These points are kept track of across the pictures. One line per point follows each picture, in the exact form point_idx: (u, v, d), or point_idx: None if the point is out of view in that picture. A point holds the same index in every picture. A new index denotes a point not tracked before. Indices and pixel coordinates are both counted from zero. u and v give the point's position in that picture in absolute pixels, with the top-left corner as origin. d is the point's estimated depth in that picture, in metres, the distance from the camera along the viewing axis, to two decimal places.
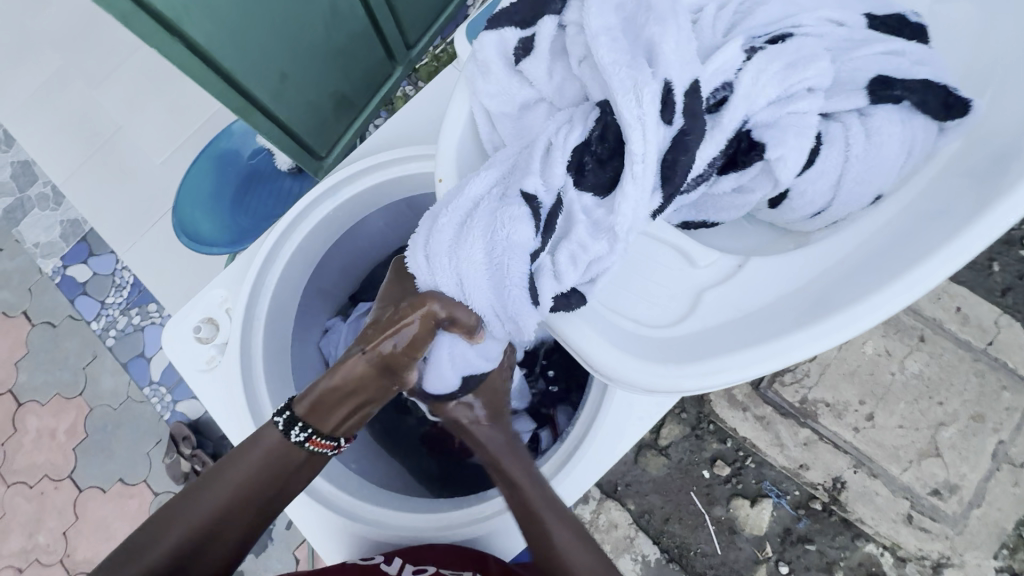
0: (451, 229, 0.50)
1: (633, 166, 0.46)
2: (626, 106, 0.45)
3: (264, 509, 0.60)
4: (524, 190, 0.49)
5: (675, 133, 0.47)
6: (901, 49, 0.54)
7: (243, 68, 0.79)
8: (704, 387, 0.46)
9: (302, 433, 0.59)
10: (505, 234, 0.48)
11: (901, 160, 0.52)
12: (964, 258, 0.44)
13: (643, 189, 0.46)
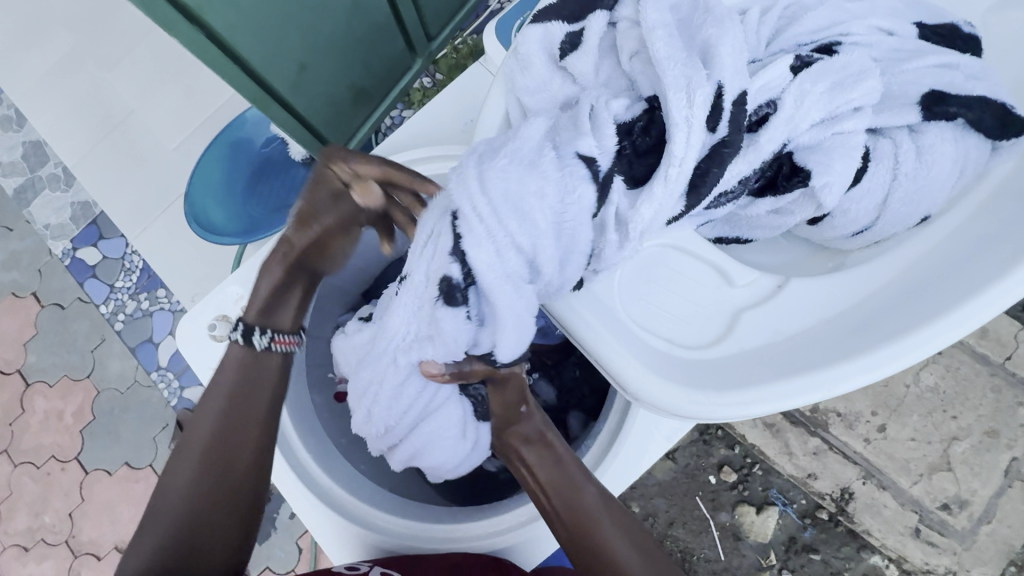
0: (514, 170, 0.43)
1: (668, 168, 0.43)
2: (675, 103, 0.43)
3: (258, 413, 0.64)
4: (579, 152, 0.44)
5: (715, 142, 0.44)
6: (955, 62, 0.51)
7: (263, 58, 0.77)
8: (744, 414, 0.45)
9: (263, 336, 0.65)
10: (570, 194, 0.43)
11: (952, 181, 0.50)
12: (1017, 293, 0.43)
13: (670, 194, 0.44)
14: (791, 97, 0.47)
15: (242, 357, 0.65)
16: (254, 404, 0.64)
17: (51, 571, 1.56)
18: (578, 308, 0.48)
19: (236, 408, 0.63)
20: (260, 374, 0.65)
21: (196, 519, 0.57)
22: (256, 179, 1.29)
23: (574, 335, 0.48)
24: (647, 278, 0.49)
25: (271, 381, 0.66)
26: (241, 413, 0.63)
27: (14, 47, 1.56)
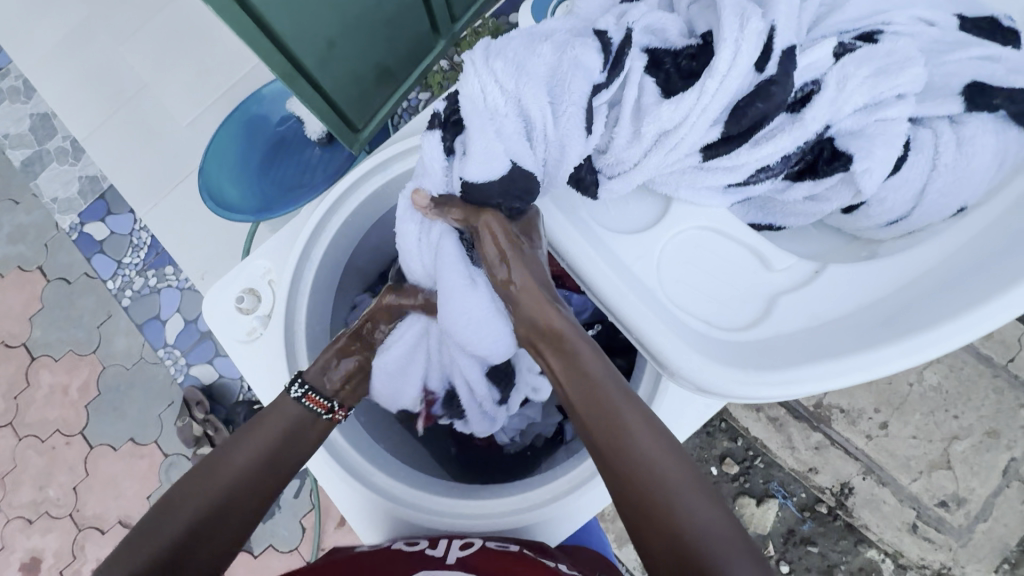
0: (518, 51, 0.49)
1: (708, 82, 0.45)
2: (729, 45, 0.45)
3: (278, 479, 0.62)
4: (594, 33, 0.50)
5: (762, 82, 0.45)
6: (996, 56, 0.51)
7: (292, 31, 0.77)
8: (778, 395, 0.45)
9: (300, 388, 0.63)
10: (558, 84, 0.48)
11: (993, 172, 0.49)
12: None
13: (710, 110, 0.46)
14: (832, 80, 0.48)
15: (284, 420, 0.63)
16: (280, 471, 0.62)
17: (54, 543, 1.57)
18: (616, 282, 0.48)
19: (263, 466, 0.61)
20: (292, 442, 0.63)
21: (175, 564, 0.55)
22: (272, 158, 1.28)
23: (611, 309, 0.48)
24: (689, 259, 0.50)
25: (305, 451, 0.64)
26: (266, 475, 0.61)
27: (24, 16, 1.54)
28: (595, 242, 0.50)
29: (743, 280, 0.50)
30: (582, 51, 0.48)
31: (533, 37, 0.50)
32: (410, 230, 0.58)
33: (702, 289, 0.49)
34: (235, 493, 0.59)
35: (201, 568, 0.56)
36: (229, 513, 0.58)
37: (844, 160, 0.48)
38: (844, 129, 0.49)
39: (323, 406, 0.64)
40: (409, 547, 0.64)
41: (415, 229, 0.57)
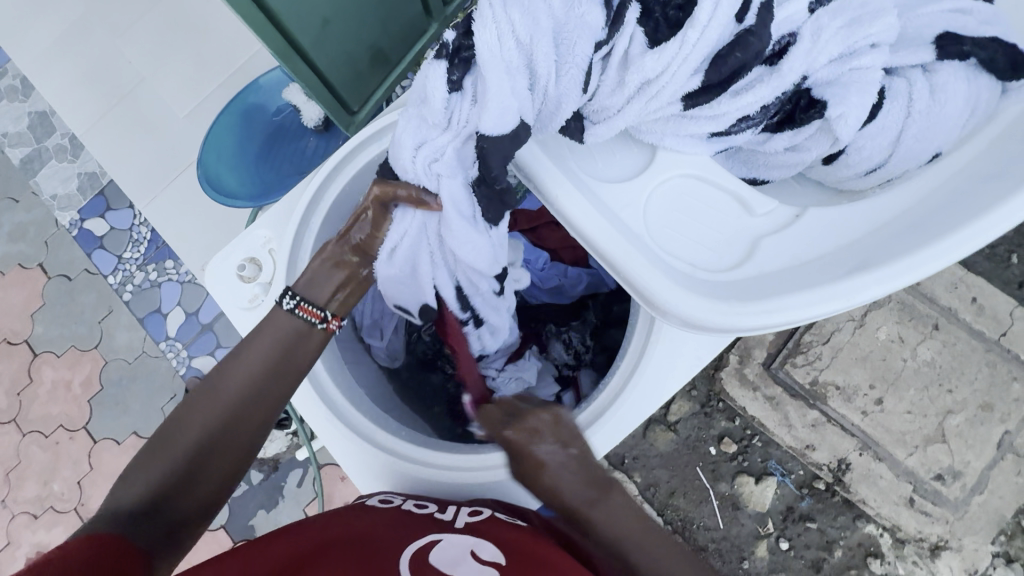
0: None
1: (688, 32, 0.46)
2: None
3: (281, 391, 0.62)
4: None
5: (741, 31, 0.47)
6: (969, 8, 0.53)
7: (285, 9, 0.78)
8: (762, 326, 0.47)
9: (292, 300, 0.63)
10: (562, 36, 0.47)
11: (963, 119, 0.52)
12: (1009, 224, 0.45)
13: (688, 58, 0.47)
14: (810, 31, 0.49)
15: (281, 332, 0.62)
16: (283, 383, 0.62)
17: (60, 538, 1.58)
18: (605, 227, 0.49)
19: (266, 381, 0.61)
20: (295, 352, 0.63)
21: (192, 474, 0.57)
22: (270, 146, 1.30)
23: (602, 254, 0.50)
24: (674, 205, 0.52)
25: (305, 362, 0.64)
26: (269, 389, 0.61)
27: (20, 15, 1.56)
28: (584, 189, 0.51)
29: (727, 226, 0.52)
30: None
31: None
32: (407, 139, 0.53)
33: (687, 234, 0.51)
34: (241, 407, 0.60)
35: (217, 478, 0.58)
36: (237, 427, 0.59)
37: (823, 107, 0.50)
38: (823, 77, 0.50)
39: (316, 316, 0.63)
40: (417, 509, 0.66)
41: (410, 141, 0.53)
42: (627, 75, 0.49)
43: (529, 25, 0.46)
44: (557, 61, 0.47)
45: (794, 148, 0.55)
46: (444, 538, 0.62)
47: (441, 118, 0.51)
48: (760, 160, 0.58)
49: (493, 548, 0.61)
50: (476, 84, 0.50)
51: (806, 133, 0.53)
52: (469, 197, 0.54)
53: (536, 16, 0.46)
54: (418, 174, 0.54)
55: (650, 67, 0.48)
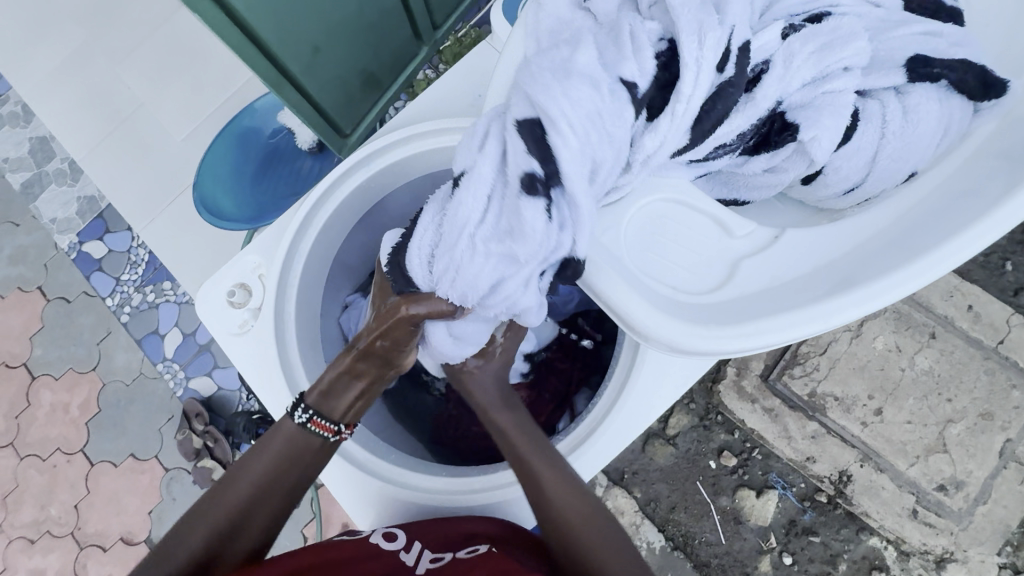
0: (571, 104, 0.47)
1: (676, 105, 0.47)
2: (690, 53, 0.46)
3: (292, 483, 0.68)
4: (621, 76, 0.48)
5: (722, 83, 0.48)
6: (940, 30, 0.54)
7: (276, 40, 0.80)
8: (743, 348, 0.48)
9: (304, 415, 0.67)
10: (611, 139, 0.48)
11: (937, 139, 0.53)
12: (985, 242, 0.46)
13: (677, 128, 0.48)
14: (782, 57, 0.51)
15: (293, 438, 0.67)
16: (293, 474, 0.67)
17: (57, 562, 1.57)
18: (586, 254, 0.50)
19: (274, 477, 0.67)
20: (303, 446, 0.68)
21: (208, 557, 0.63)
22: (264, 169, 1.31)
23: (585, 281, 0.50)
24: (655, 228, 0.53)
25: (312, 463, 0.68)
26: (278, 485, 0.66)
27: (21, 43, 1.59)
28: None
29: (707, 249, 0.53)
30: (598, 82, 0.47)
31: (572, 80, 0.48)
32: (466, 252, 0.52)
33: (668, 257, 0.52)
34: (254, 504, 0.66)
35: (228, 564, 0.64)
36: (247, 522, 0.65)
37: (795, 133, 0.51)
38: (797, 100, 0.52)
39: (329, 431, 0.68)
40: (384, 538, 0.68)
41: (489, 281, 0.52)
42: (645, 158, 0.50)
43: (587, 136, 0.46)
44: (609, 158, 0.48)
45: (771, 169, 0.56)
46: None
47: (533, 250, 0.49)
48: (741, 180, 0.59)
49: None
50: (561, 203, 0.48)
51: (780, 155, 0.54)
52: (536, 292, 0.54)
53: (587, 123, 0.46)
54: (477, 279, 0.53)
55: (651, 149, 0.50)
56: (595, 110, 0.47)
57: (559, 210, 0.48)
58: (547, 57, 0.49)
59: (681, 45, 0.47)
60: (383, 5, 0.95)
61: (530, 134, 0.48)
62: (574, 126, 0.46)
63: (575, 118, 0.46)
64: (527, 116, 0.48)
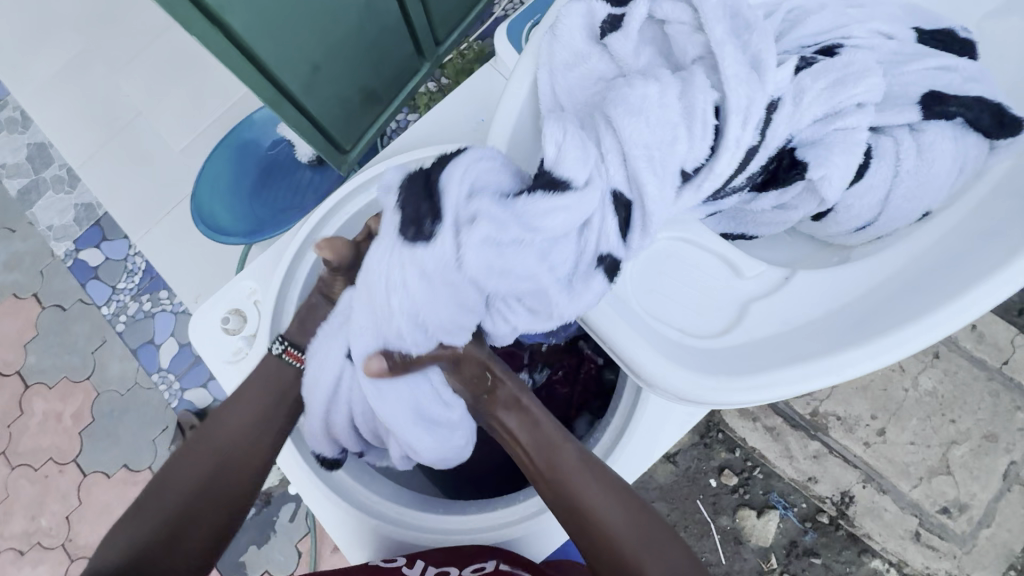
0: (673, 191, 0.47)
1: (705, 180, 0.47)
2: (731, 126, 0.45)
3: (275, 424, 0.66)
4: (685, 167, 0.47)
5: (751, 149, 0.48)
6: (954, 64, 0.52)
7: (276, 57, 0.79)
8: (753, 400, 0.46)
9: (279, 344, 0.66)
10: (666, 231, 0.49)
11: (952, 178, 0.51)
12: (1005, 293, 0.44)
13: (697, 199, 0.49)
14: (792, 94, 0.49)
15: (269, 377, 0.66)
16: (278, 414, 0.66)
17: None
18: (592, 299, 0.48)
19: (258, 419, 0.65)
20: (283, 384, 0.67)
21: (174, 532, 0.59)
22: (263, 180, 1.30)
23: (589, 324, 0.49)
24: (660, 268, 0.51)
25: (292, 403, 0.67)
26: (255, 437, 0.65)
27: (20, 48, 1.58)
28: None
29: (715, 290, 0.51)
30: (657, 171, 0.46)
31: (666, 152, 0.46)
32: (498, 277, 0.45)
33: (675, 299, 0.50)
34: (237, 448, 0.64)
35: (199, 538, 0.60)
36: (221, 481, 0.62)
37: (803, 175, 0.50)
38: (811, 135, 0.50)
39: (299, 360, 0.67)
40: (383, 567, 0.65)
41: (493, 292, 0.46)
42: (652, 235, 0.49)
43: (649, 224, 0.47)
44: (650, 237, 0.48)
45: (783, 207, 0.54)
46: None
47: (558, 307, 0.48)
48: (754, 218, 0.57)
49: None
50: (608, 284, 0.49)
51: (791, 194, 0.52)
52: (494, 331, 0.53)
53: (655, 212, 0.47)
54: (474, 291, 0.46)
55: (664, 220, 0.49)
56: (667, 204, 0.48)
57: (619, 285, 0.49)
58: (646, 124, 0.45)
59: (726, 121, 0.46)
60: (386, 21, 0.94)
61: (620, 216, 0.47)
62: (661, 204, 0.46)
63: (654, 201, 0.46)
64: (622, 189, 0.46)
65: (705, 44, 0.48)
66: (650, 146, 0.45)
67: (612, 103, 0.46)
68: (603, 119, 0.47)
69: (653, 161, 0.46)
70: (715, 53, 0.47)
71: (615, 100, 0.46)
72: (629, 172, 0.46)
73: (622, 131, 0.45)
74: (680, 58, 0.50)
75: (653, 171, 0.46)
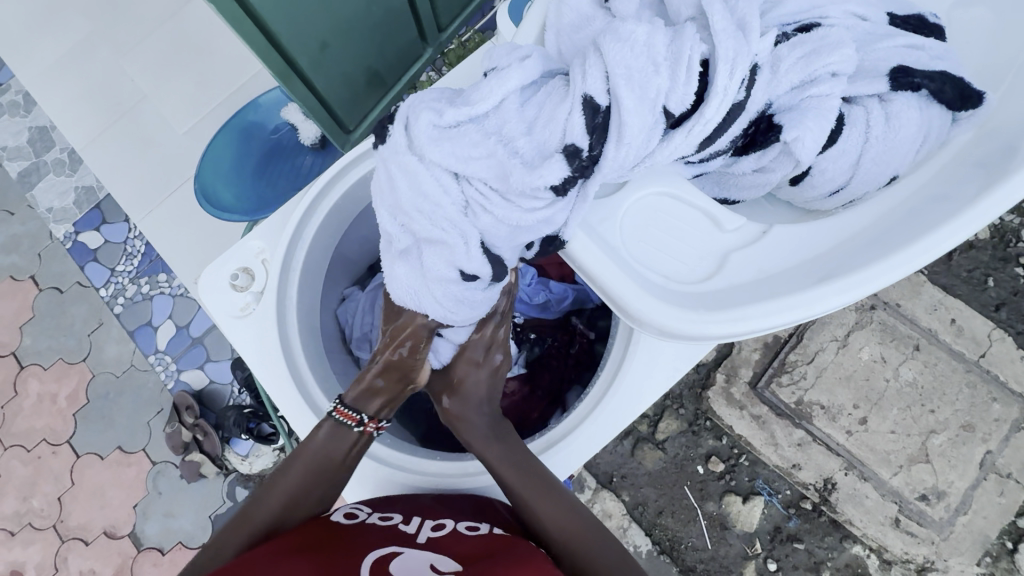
0: (635, 81, 0.49)
1: (693, 125, 0.51)
2: (720, 74, 0.49)
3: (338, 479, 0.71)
4: (667, 106, 0.50)
5: (738, 103, 0.52)
6: (921, 43, 0.57)
7: (286, 32, 0.82)
8: (728, 333, 0.51)
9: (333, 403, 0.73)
10: (648, 148, 0.53)
11: (917, 145, 0.56)
12: (958, 240, 0.49)
13: (689, 143, 0.53)
14: (769, 62, 0.54)
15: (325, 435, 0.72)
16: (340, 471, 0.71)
17: (37, 555, 1.55)
18: (587, 245, 0.54)
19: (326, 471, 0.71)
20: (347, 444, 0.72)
21: None
22: (266, 163, 1.32)
23: (583, 266, 0.54)
24: (649, 220, 0.56)
25: (343, 461, 0.71)
26: (309, 492, 0.70)
27: (25, 33, 1.60)
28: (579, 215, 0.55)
29: (700, 240, 0.56)
30: (641, 110, 0.49)
31: (638, 83, 0.49)
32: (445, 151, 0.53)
33: (662, 248, 0.56)
34: (300, 495, 0.70)
35: None
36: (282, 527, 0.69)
37: (779, 136, 0.54)
38: (786, 101, 0.55)
39: (351, 418, 0.71)
40: (382, 521, 0.67)
41: (454, 165, 0.54)
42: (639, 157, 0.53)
43: (630, 144, 0.51)
44: (626, 142, 0.50)
45: (760, 169, 0.59)
46: (404, 551, 0.62)
47: (528, 194, 0.53)
48: (734, 180, 0.62)
49: (453, 561, 0.62)
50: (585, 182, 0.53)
51: (766, 155, 0.57)
52: (477, 259, 0.59)
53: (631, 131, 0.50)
54: (435, 173, 0.56)
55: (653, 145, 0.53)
56: (646, 133, 0.51)
57: (580, 198, 0.54)
58: (632, 53, 0.49)
59: (714, 70, 0.49)
60: (390, 5, 0.97)
61: (589, 117, 0.50)
62: (633, 104, 0.49)
63: (623, 119, 0.49)
64: (596, 96, 0.50)
65: (698, 6, 0.52)
66: (626, 75, 0.49)
67: (605, 46, 0.50)
68: (597, 52, 0.51)
69: (627, 86, 0.49)
70: (706, 13, 0.51)
71: (606, 47, 0.50)
72: (610, 88, 0.49)
73: (610, 55, 0.49)
74: (675, 18, 0.54)
75: (627, 88, 0.49)
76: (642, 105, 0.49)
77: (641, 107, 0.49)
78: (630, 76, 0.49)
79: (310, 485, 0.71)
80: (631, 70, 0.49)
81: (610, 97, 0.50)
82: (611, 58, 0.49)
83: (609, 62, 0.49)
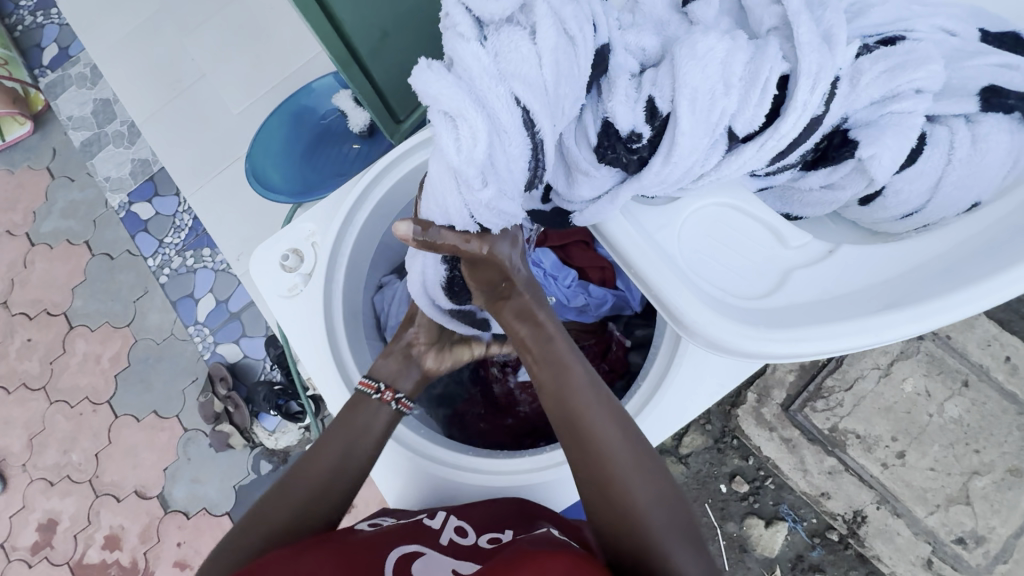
0: (705, 99, 0.49)
1: (768, 141, 0.50)
2: (801, 89, 0.48)
3: (352, 475, 0.71)
4: (731, 126, 0.50)
5: (817, 120, 0.50)
6: (1016, 63, 0.53)
7: (350, 19, 0.83)
8: (790, 354, 0.49)
9: None
10: (700, 167, 0.53)
11: (1003, 171, 0.52)
12: None
13: (759, 159, 0.52)
14: (849, 75, 0.51)
15: (356, 420, 0.72)
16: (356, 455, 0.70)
17: (72, 507, 1.62)
18: (644, 252, 0.53)
19: (343, 459, 0.70)
20: (373, 428, 0.72)
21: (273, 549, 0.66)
22: (313, 148, 1.34)
23: (636, 271, 0.53)
24: (709, 230, 0.56)
25: (371, 448, 0.71)
26: (333, 480, 0.70)
27: (98, 8, 1.67)
28: (638, 226, 0.55)
29: (758, 254, 0.56)
30: (698, 127, 0.50)
31: (700, 101, 0.49)
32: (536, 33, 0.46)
33: (719, 260, 0.55)
34: (329, 480, 0.70)
35: None
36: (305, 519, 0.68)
37: (856, 159, 0.52)
38: (867, 115, 0.52)
39: None
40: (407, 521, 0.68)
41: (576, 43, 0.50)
42: (696, 174, 0.54)
43: (684, 159, 0.51)
44: (676, 157, 0.51)
45: (827, 185, 0.57)
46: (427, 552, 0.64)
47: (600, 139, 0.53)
48: (798, 197, 0.60)
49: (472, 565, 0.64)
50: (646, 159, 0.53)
51: (835, 172, 0.55)
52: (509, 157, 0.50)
53: (686, 151, 0.50)
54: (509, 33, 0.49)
55: (709, 165, 0.53)
56: (700, 151, 0.51)
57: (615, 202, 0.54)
58: (703, 71, 0.49)
59: (794, 87, 0.48)
60: None
61: (649, 121, 0.51)
62: (695, 120, 0.49)
63: (684, 141, 0.50)
64: (659, 102, 0.50)
65: (781, 15, 0.51)
66: (690, 89, 0.49)
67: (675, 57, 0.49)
68: (668, 65, 0.51)
69: (691, 99, 0.49)
70: (791, 24, 0.50)
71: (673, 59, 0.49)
72: (673, 100, 0.49)
73: (679, 71, 0.49)
74: (755, 26, 0.53)
75: (691, 110, 0.49)
76: (705, 118, 0.50)
77: (700, 125, 0.50)
78: (694, 92, 0.49)
79: (336, 472, 0.70)
80: (696, 88, 0.49)
81: (670, 110, 0.50)
82: (678, 69, 0.49)
83: (677, 75, 0.49)
